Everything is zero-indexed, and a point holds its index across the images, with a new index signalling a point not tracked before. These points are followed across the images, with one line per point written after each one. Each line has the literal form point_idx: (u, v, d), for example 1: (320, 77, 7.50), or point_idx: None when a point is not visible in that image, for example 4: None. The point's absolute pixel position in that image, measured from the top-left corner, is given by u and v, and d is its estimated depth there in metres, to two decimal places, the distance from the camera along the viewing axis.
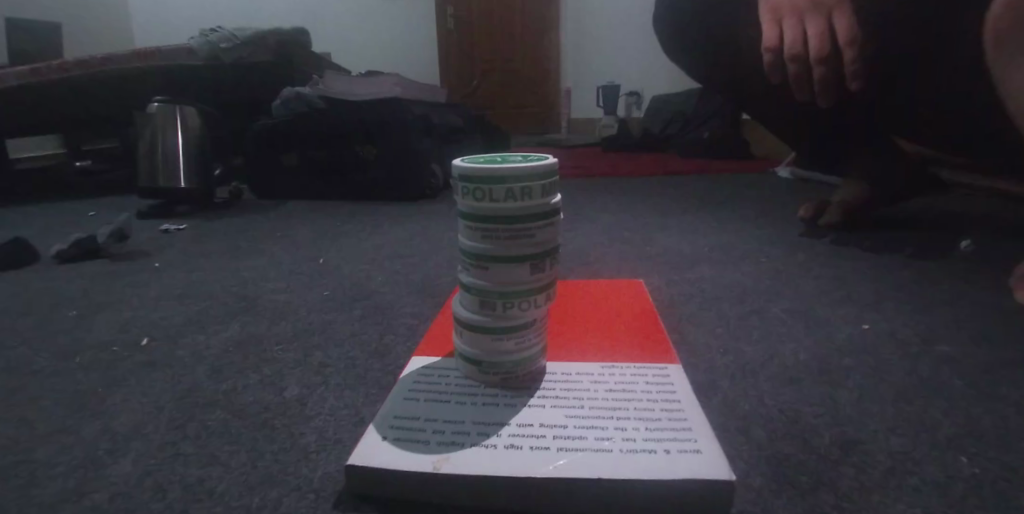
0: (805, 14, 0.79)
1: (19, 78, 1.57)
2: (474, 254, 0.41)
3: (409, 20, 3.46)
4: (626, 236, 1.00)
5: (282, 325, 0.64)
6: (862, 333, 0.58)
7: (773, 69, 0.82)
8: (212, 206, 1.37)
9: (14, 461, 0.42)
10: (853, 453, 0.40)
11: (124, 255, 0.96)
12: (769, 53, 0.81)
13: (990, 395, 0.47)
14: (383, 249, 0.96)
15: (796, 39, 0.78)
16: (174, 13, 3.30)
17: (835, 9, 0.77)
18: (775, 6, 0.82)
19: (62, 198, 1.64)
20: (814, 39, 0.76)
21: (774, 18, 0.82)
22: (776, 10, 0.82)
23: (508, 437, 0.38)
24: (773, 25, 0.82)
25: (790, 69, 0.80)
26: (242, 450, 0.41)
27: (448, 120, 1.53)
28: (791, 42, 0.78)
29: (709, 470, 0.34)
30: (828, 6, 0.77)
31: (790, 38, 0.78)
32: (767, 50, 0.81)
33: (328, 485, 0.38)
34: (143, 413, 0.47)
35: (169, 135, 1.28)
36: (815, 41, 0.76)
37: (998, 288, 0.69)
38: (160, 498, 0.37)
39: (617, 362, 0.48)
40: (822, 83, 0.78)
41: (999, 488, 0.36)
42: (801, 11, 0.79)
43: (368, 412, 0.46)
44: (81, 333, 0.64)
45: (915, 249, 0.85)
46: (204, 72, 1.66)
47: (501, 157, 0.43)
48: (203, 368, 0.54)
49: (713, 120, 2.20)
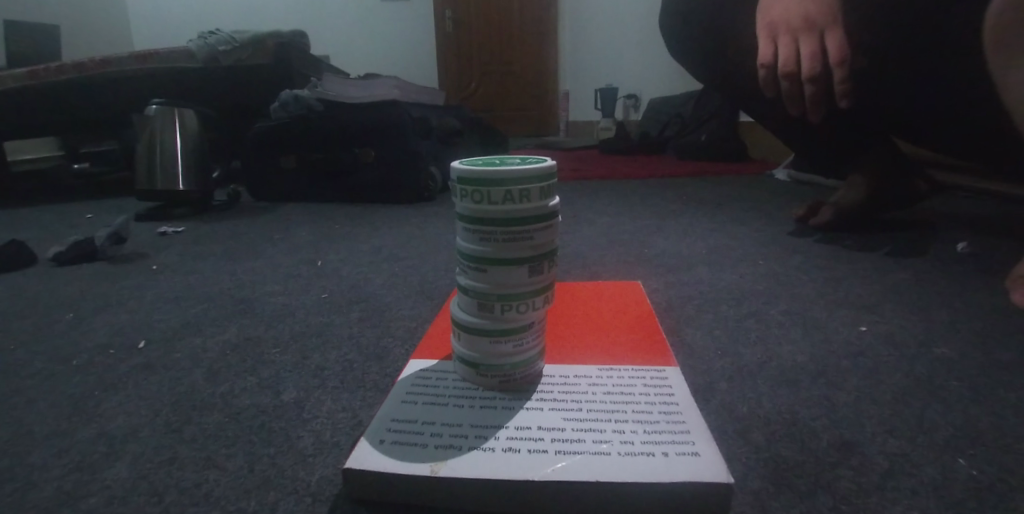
0: (799, 32, 0.78)
1: (19, 82, 1.58)
2: (473, 257, 0.41)
3: (408, 22, 3.46)
4: (623, 238, 1.00)
5: (279, 328, 0.64)
6: (859, 335, 0.58)
7: (769, 84, 0.83)
8: (210, 207, 1.37)
9: (9, 465, 0.42)
10: (851, 454, 0.40)
11: (121, 258, 0.96)
12: (764, 69, 0.81)
13: (988, 397, 0.47)
14: (381, 251, 0.96)
15: (789, 57, 0.78)
16: (172, 16, 3.30)
17: (828, 29, 0.76)
18: (771, 22, 0.81)
19: (60, 201, 1.64)
20: (805, 60, 0.76)
21: (769, 33, 0.81)
22: (772, 25, 0.81)
23: (506, 441, 0.38)
24: (768, 41, 0.81)
25: (784, 86, 0.80)
26: (238, 454, 0.41)
27: (447, 122, 1.53)
28: (784, 60, 0.78)
29: (708, 472, 0.34)
30: (821, 25, 0.76)
31: (783, 56, 0.78)
32: (762, 66, 0.81)
33: (325, 489, 0.38)
34: (140, 416, 0.47)
35: (168, 138, 1.27)
36: (806, 61, 0.76)
37: (997, 289, 0.69)
38: (156, 502, 0.37)
39: (616, 364, 0.48)
40: (813, 100, 0.78)
41: (998, 490, 0.36)
42: (795, 28, 0.78)
43: (366, 415, 0.46)
44: (77, 336, 0.64)
45: (913, 251, 0.85)
46: (203, 75, 1.67)
47: (500, 159, 0.43)
48: (200, 371, 0.54)
49: (712, 121, 2.20)
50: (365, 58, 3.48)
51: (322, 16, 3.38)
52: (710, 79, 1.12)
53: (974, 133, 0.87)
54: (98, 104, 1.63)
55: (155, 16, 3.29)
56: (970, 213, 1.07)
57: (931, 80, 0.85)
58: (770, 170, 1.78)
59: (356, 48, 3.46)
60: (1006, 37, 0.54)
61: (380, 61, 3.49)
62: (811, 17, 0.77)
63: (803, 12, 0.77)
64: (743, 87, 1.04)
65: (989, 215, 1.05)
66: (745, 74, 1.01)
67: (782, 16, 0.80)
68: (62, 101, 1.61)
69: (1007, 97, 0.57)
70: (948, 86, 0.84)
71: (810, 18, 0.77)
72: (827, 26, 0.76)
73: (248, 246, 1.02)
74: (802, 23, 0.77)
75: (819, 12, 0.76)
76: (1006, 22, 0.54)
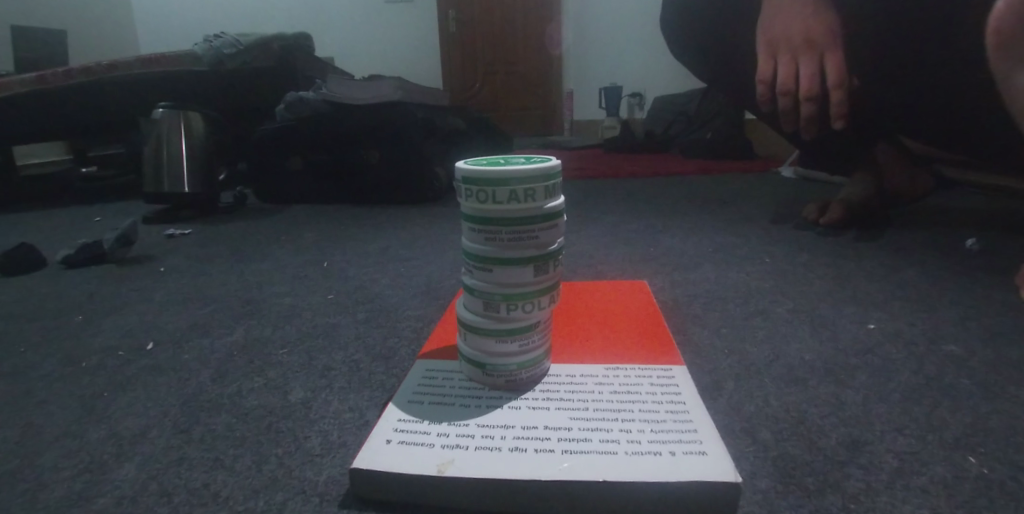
0: (799, 51, 0.77)
1: (26, 86, 1.59)
2: (478, 257, 0.42)
3: (411, 23, 3.45)
4: (628, 237, 1.00)
5: (286, 328, 0.64)
6: (867, 332, 0.58)
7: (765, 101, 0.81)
8: (216, 209, 1.38)
9: (20, 465, 0.42)
10: (859, 453, 0.40)
11: (130, 260, 0.97)
12: (763, 86, 0.80)
13: (1000, 395, 0.46)
14: (386, 251, 0.96)
15: (789, 77, 0.77)
16: (176, 20, 3.32)
17: (827, 51, 0.75)
18: (772, 38, 0.80)
19: (67, 204, 1.65)
20: (804, 79, 0.75)
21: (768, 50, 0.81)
22: (772, 42, 0.80)
23: (513, 440, 0.38)
24: (769, 57, 0.80)
25: (780, 104, 0.79)
26: (247, 454, 0.42)
27: (451, 122, 1.53)
28: (784, 79, 0.77)
29: (716, 472, 0.34)
30: (821, 46, 0.76)
31: (783, 75, 0.77)
32: (760, 82, 0.80)
33: (333, 489, 0.38)
34: (149, 417, 0.47)
35: (174, 139, 1.28)
36: (804, 81, 0.75)
37: (1006, 286, 0.68)
38: (166, 502, 0.37)
39: (622, 364, 0.48)
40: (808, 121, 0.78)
41: (1009, 489, 0.36)
42: (796, 47, 0.77)
43: (373, 414, 0.46)
44: (85, 338, 0.64)
45: (922, 248, 0.84)
46: (207, 77, 1.68)
47: (503, 159, 0.43)
48: (208, 372, 0.55)
49: (717, 119, 2.18)
50: (369, 60, 3.49)
51: (326, 18, 3.39)
52: (711, 75, 1.12)
53: (978, 130, 0.87)
54: (104, 107, 1.64)
55: (159, 20, 3.31)
56: (976, 209, 1.07)
57: (936, 77, 0.85)
58: (775, 167, 1.77)
59: (360, 50, 3.46)
60: (1010, 36, 0.54)
61: (384, 63, 3.50)
62: (812, 37, 0.76)
63: (805, 32, 0.77)
64: (749, 86, 1.04)
65: (995, 211, 1.05)
66: (752, 74, 1.00)
67: (784, 33, 0.78)
68: (71, 105, 1.63)
69: (1013, 92, 0.57)
70: (953, 84, 0.83)
71: (811, 38, 0.76)
72: (827, 48, 0.76)
73: (255, 247, 1.02)
74: (803, 43, 0.76)
75: (821, 34, 0.76)
76: (1009, 22, 0.54)
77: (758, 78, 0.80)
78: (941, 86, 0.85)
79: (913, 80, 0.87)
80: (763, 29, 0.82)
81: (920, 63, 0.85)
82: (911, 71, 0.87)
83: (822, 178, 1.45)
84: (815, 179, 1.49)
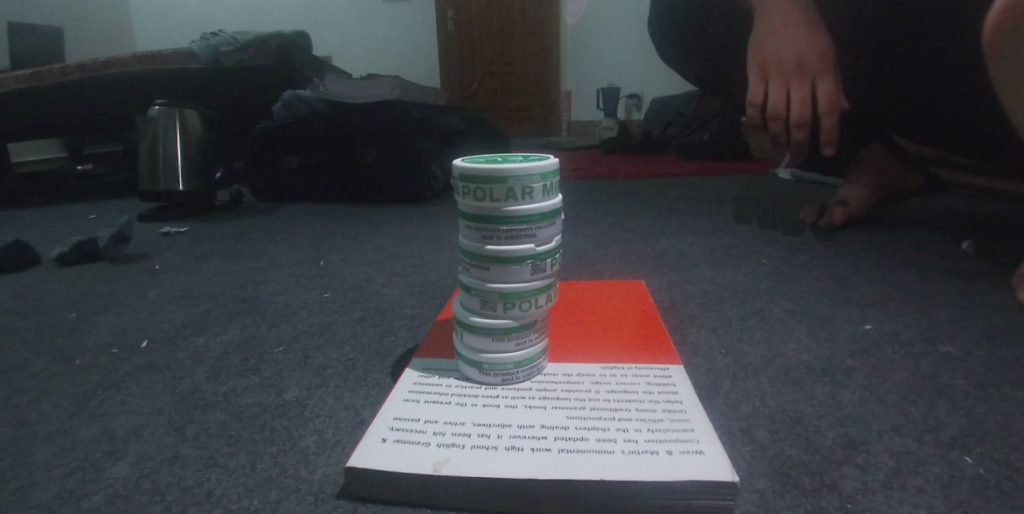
0: (790, 76, 0.76)
1: (21, 82, 1.58)
2: (476, 256, 0.42)
3: (409, 22, 3.44)
4: (625, 237, 1.00)
5: (282, 327, 0.64)
6: (862, 332, 0.58)
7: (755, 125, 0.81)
8: (211, 207, 1.37)
9: (10, 464, 0.42)
10: (857, 453, 0.40)
11: (125, 258, 0.96)
12: (753, 109, 0.79)
13: (995, 395, 0.46)
14: (384, 250, 0.96)
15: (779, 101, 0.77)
16: (174, 17, 3.31)
17: (819, 76, 0.75)
18: (763, 61, 0.78)
19: (63, 201, 1.64)
20: (795, 105, 0.75)
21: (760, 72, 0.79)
22: (762, 64, 0.78)
23: (509, 439, 0.37)
24: (759, 80, 0.79)
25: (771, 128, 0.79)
26: (241, 452, 0.41)
27: (449, 122, 1.53)
28: (774, 104, 0.76)
29: (712, 471, 0.33)
30: (813, 71, 0.75)
31: (773, 99, 0.77)
32: (752, 106, 0.79)
33: (328, 487, 0.37)
34: (142, 415, 0.47)
35: (170, 137, 1.28)
36: (795, 107, 0.75)
37: (1001, 287, 0.68)
38: (159, 500, 0.37)
39: (619, 363, 0.48)
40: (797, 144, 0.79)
41: (1005, 489, 0.36)
42: (786, 71, 0.76)
43: (368, 413, 0.46)
44: (78, 336, 0.64)
45: (918, 250, 0.85)
46: (203, 74, 1.67)
47: (501, 156, 0.43)
48: (203, 370, 0.54)
49: (715, 120, 2.19)
50: (367, 59, 3.48)
51: (324, 17, 3.38)
52: (707, 76, 1.12)
53: (973, 133, 0.88)
54: (99, 104, 1.64)
55: (157, 18, 3.30)
56: (971, 211, 1.08)
57: (929, 80, 0.85)
58: (772, 169, 1.77)
59: (358, 49, 3.45)
60: (1005, 40, 0.54)
61: (381, 62, 3.49)
62: (804, 61, 0.75)
63: (796, 55, 0.76)
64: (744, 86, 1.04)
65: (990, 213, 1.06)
66: None
67: (775, 56, 0.77)
68: (68, 102, 1.62)
69: (1009, 93, 0.57)
70: (948, 88, 0.84)
71: (803, 62, 0.75)
72: (819, 72, 0.75)
73: (251, 245, 1.02)
74: (795, 67, 0.76)
75: (813, 57, 0.75)
76: (1003, 27, 0.53)
77: (749, 102, 0.80)
78: (934, 89, 0.85)
79: (907, 84, 0.88)
80: (753, 51, 0.80)
81: (914, 66, 0.85)
82: (905, 74, 0.87)
83: (819, 179, 1.46)
84: (812, 180, 1.49)
